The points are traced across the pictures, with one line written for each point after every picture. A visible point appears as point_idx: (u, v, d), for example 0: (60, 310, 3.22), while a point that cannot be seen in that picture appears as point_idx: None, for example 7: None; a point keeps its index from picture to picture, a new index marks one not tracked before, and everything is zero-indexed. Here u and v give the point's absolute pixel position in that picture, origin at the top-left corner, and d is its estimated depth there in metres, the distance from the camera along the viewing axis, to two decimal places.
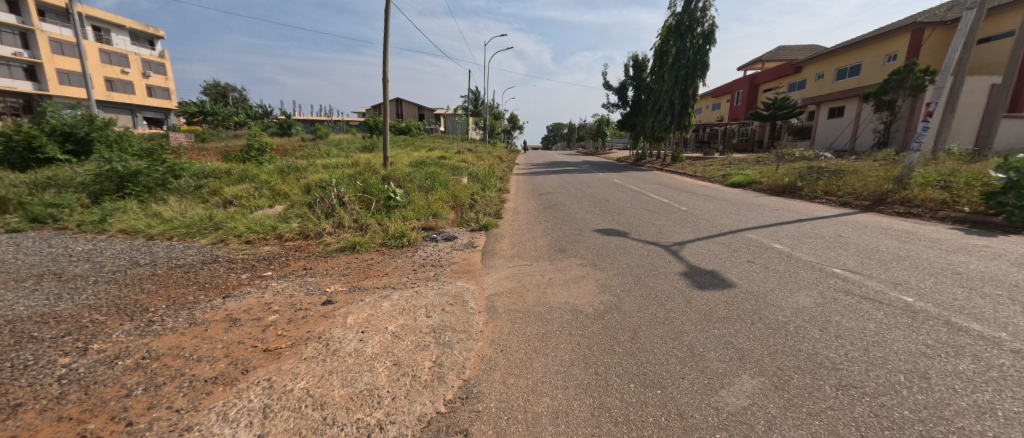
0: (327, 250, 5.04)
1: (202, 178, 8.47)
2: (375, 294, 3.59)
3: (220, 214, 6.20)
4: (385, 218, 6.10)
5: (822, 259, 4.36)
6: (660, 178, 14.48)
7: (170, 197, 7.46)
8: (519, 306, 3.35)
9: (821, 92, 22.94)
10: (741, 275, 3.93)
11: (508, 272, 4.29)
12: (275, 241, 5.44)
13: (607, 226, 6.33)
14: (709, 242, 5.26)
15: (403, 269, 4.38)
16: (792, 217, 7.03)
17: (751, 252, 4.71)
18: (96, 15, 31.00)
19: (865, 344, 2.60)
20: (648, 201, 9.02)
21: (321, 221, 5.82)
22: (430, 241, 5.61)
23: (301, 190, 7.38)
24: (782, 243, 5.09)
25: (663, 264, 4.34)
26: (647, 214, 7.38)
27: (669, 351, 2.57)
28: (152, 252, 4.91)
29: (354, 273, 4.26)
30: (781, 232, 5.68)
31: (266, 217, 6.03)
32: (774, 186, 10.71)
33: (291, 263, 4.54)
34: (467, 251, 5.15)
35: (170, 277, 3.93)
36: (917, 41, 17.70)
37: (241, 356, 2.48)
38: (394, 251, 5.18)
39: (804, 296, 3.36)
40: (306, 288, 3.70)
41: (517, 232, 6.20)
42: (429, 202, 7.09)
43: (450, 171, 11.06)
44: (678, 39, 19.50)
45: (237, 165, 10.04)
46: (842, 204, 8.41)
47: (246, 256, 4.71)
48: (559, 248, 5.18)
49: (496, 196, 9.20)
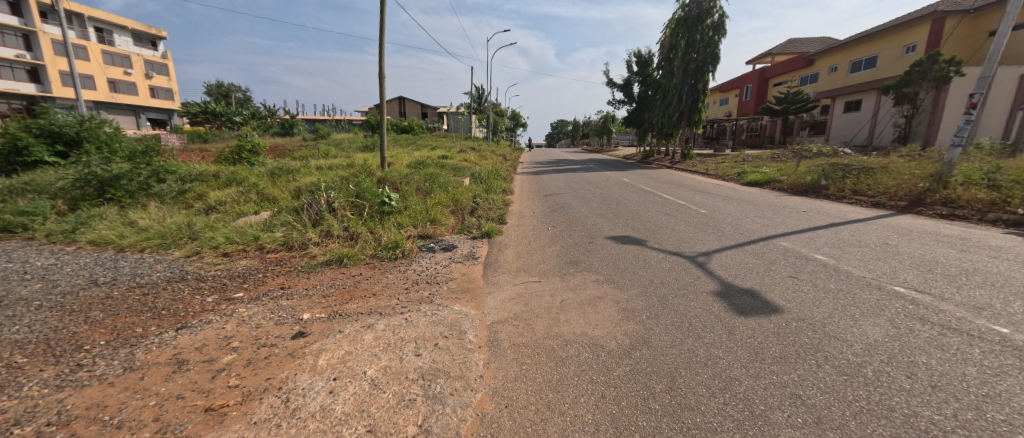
0: (311, 264, 4.51)
1: (188, 182, 7.96)
2: (356, 322, 3.05)
3: (199, 223, 5.69)
4: (378, 226, 5.59)
5: (879, 274, 3.77)
6: (671, 177, 13.82)
7: (151, 203, 6.95)
8: (527, 339, 2.80)
9: (835, 86, 22.15)
10: (788, 296, 3.36)
11: (513, 291, 3.75)
12: (255, 253, 4.92)
13: (621, 233, 5.76)
14: (739, 252, 4.68)
15: (393, 288, 3.83)
16: (825, 220, 6.43)
17: (791, 265, 4.14)
18: (98, 16, 30.71)
19: (975, 400, 2.04)
20: (662, 202, 8.41)
21: (307, 231, 5.29)
22: (427, 252, 5.08)
23: (292, 195, 6.86)
24: (823, 253, 4.51)
25: (692, 281, 3.78)
26: (664, 218, 6.79)
27: (722, 410, 2.03)
28: (117, 268, 4.38)
29: (337, 294, 3.71)
30: (819, 240, 5.10)
31: (250, 226, 5.50)
32: (795, 185, 10.08)
33: (268, 281, 4.00)
34: (468, 264, 4.61)
35: (125, 302, 3.39)
36: (938, 31, 16.88)
37: (174, 421, 1.96)
38: (386, 264, 4.63)
39: (872, 326, 2.80)
40: (277, 316, 3.14)
41: (523, 240, 5.65)
42: (427, 206, 6.56)
43: (451, 172, 10.52)
44: (687, 31, 18.75)
45: (228, 167, 9.57)
46: (873, 205, 7.78)
47: (221, 272, 4.19)
48: (570, 260, 4.62)
49: (500, 199, 8.65)
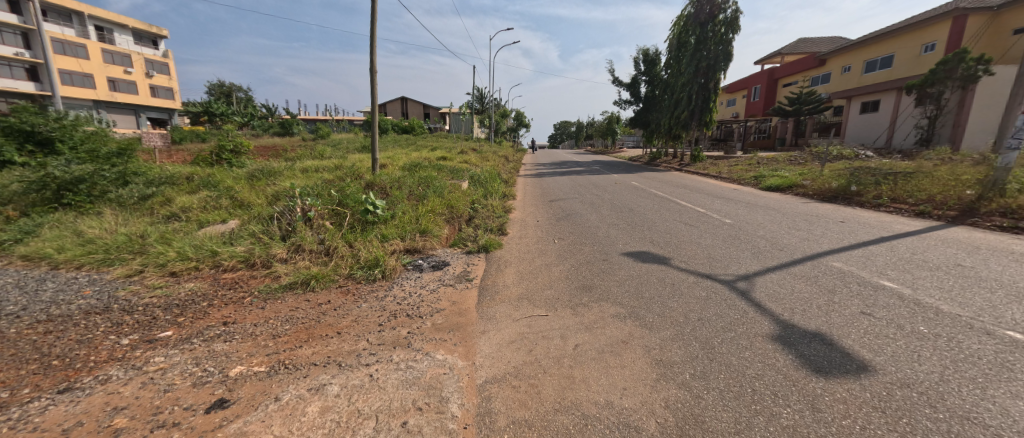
0: (270, 289, 3.74)
1: (158, 184, 7.23)
2: (303, 381, 2.28)
3: (154, 234, 4.94)
4: (358, 238, 4.83)
5: (977, 312, 2.99)
6: (682, 180, 12.98)
7: (109, 209, 6.19)
8: (531, 415, 2.04)
9: (848, 86, 21.28)
10: (870, 346, 2.58)
11: (513, 330, 2.97)
12: (209, 272, 4.16)
13: (639, 249, 4.96)
14: (786, 275, 3.92)
15: (363, 325, 3.06)
16: (870, 233, 5.65)
17: (857, 295, 3.38)
18: (99, 14, 30.11)
19: None
20: (680, 210, 7.61)
21: (273, 245, 4.52)
22: (413, 272, 4.31)
23: (267, 201, 6.10)
24: (889, 279, 3.72)
25: (738, 319, 2.99)
26: (685, 228, 6.01)
27: None
28: (37, 292, 3.64)
29: (292, 333, 2.92)
30: (876, 260, 4.31)
31: (209, 238, 4.75)
32: (823, 190, 9.29)
33: (211, 313, 3.22)
34: (459, 289, 3.83)
35: (13, 346, 2.63)
36: (960, 29, 16.00)
37: None
38: (362, 288, 3.86)
39: (1013, 401, 2.02)
40: (200, 370, 2.38)
41: (526, 256, 4.90)
42: (417, 214, 5.80)
43: (449, 175, 9.76)
44: (698, 27, 17.91)
45: (205, 168, 8.83)
46: (917, 215, 6.97)
47: (158, 300, 3.42)
48: (582, 284, 3.85)
49: (500, 205, 7.87)
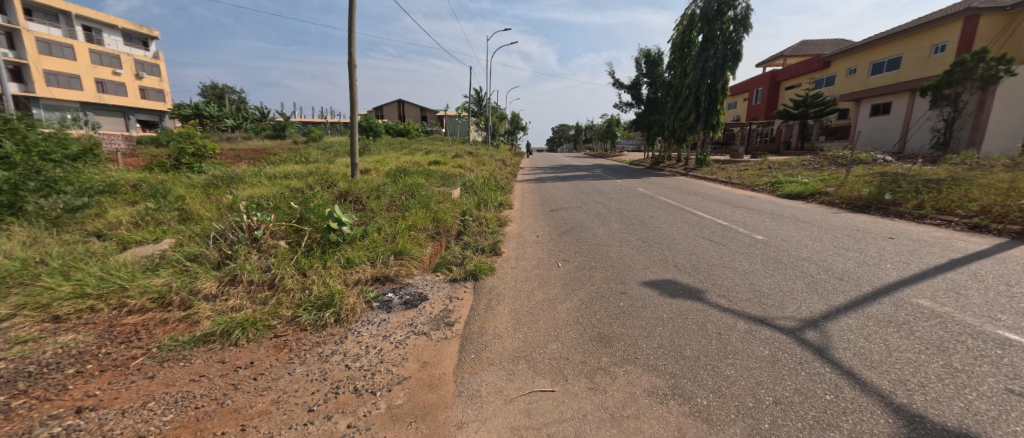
0: (174, 342, 2.73)
1: (94, 194, 6.22)
2: None
3: (57, 261, 3.91)
4: (313, 264, 3.83)
5: None
6: (691, 186, 12.13)
7: (19, 224, 5.15)
8: None
9: (854, 89, 20.53)
10: None
11: (502, 421, 2.04)
12: (107, 315, 3.16)
13: (663, 277, 4.01)
14: (866, 319, 2.98)
15: (277, 416, 2.07)
16: (936, 254, 4.74)
17: (984, 358, 2.44)
18: (86, 14, 29.06)
19: None
20: (698, 222, 6.69)
21: (201, 276, 3.53)
22: (376, 311, 3.33)
23: (215, 213, 5.13)
24: (1009, 330, 2.77)
25: (836, 406, 2.05)
26: (710, 246, 5.11)
27: None
28: None
29: (170, 432, 1.97)
30: (974, 297, 3.35)
31: (125, 266, 3.75)
32: (851, 198, 8.39)
33: (70, 390, 2.24)
34: (435, 340, 2.87)
35: None
36: (971, 29, 15.20)
37: None
38: (304, 340, 2.87)
39: None
40: None
41: (524, 286, 3.93)
42: (393, 230, 4.82)
43: (439, 181, 8.83)
44: (706, 25, 16.96)
45: (159, 174, 7.91)
46: (972, 229, 6.08)
47: (4, 366, 2.42)
48: (598, 333, 2.89)
49: (494, 216, 6.89)
